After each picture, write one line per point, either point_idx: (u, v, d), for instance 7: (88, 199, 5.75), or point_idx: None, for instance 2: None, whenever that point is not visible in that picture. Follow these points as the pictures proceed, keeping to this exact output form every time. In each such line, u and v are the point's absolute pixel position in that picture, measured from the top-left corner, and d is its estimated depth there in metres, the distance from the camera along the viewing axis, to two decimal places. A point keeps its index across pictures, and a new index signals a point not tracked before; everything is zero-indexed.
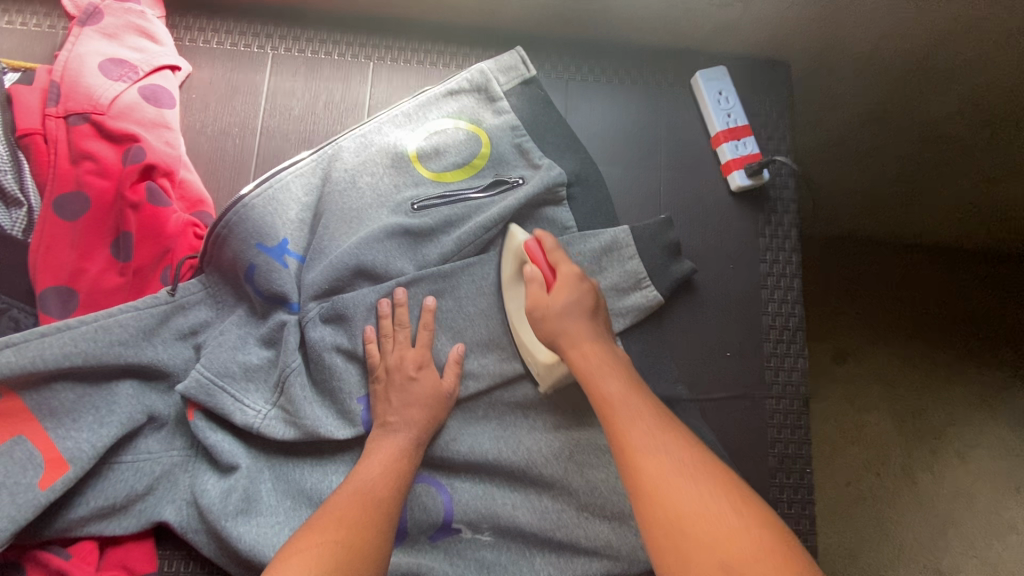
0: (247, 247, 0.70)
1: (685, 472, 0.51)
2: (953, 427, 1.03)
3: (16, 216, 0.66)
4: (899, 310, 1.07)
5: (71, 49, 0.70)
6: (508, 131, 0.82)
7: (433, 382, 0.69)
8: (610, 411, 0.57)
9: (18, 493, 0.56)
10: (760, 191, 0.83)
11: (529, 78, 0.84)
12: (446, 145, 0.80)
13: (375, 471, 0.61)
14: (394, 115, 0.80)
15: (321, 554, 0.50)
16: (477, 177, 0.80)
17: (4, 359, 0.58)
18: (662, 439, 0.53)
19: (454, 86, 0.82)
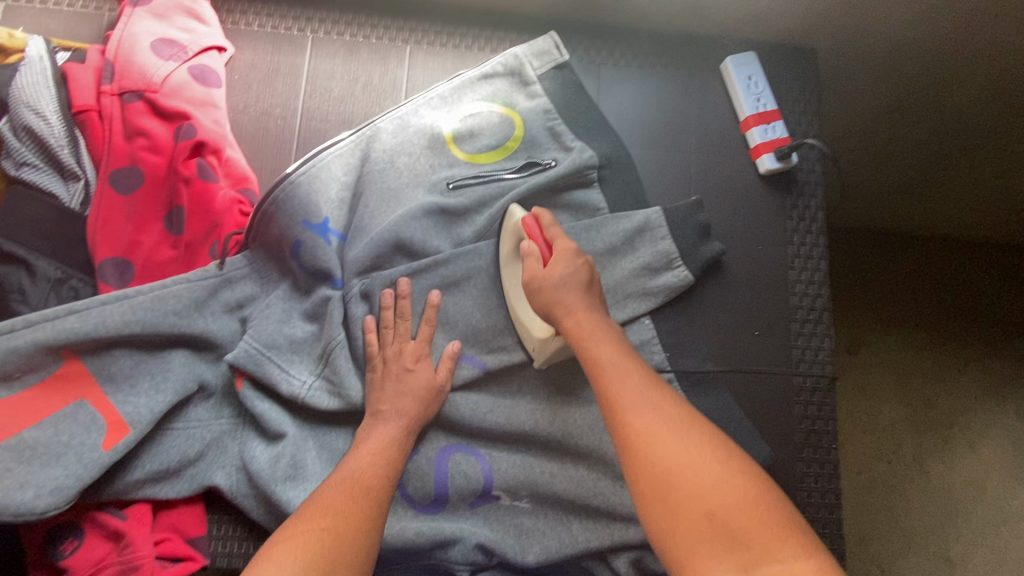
0: (293, 224, 0.72)
1: (671, 424, 0.49)
2: (963, 417, 1.05)
3: (73, 190, 0.68)
4: (907, 302, 1.09)
5: (124, 28, 0.72)
6: (540, 114, 0.83)
7: (428, 374, 0.70)
8: (596, 367, 0.56)
9: (84, 453, 0.59)
10: (788, 175, 0.85)
11: (563, 63, 0.85)
12: (480, 127, 0.82)
13: (364, 459, 0.61)
14: (430, 97, 0.81)
15: (308, 542, 0.50)
16: (511, 159, 0.82)
17: (68, 325, 0.60)
18: (651, 395, 0.52)
19: (489, 70, 0.83)
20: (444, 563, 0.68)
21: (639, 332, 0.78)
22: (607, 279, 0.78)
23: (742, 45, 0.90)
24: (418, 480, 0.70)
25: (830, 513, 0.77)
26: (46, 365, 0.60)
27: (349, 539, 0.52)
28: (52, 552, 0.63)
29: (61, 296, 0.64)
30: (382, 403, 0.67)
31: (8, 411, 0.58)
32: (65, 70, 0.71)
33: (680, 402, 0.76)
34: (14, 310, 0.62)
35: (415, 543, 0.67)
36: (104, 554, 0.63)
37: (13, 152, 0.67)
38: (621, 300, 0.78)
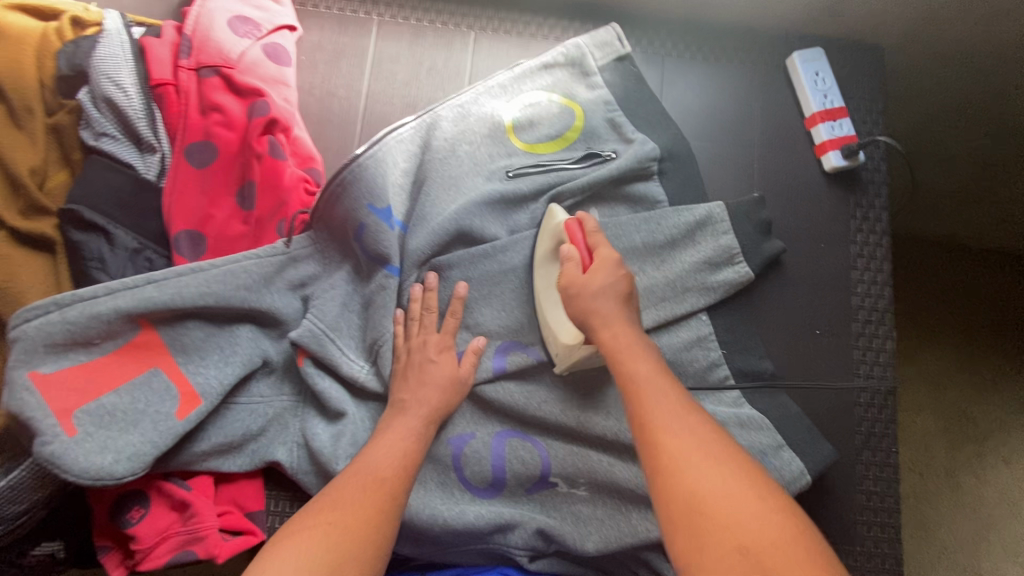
0: (360, 207, 0.70)
1: (705, 450, 0.48)
2: (999, 432, 1.02)
3: (149, 162, 0.69)
4: (947, 312, 1.06)
5: (202, 4, 0.73)
6: (601, 106, 0.82)
7: (451, 367, 0.69)
8: (632, 385, 0.56)
9: (160, 421, 0.59)
10: (852, 173, 0.84)
11: (625, 55, 0.85)
12: (539, 117, 0.81)
13: (380, 451, 0.61)
14: (491, 85, 0.80)
15: (314, 537, 0.50)
16: (570, 150, 0.80)
17: (146, 294, 0.60)
18: (687, 421, 0.51)
19: (549, 60, 0.82)
20: (503, 548, 0.68)
21: (696, 328, 0.76)
22: (667, 272, 0.76)
23: (808, 40, 0.89)
24: (476, 464, 0.70)
25: (889, 518, 0.76)
26: (123, 333, 0.60)
27: (359, 537, 0.52)
28: (119, 519, 0.63)
29: (137, 265, 0.65)
30: (404, 392, 0.67)
31: (88, 377, 0.58)
32: (143, 43, 0.71)
33: (736, 399, 0.74)
34: (92, 277, 0.62)
35: (475, 527, 0.67)
36: (168, 524, 0.64)
37: (91, 121, 0.67)
38: (680, 293, 0.75)
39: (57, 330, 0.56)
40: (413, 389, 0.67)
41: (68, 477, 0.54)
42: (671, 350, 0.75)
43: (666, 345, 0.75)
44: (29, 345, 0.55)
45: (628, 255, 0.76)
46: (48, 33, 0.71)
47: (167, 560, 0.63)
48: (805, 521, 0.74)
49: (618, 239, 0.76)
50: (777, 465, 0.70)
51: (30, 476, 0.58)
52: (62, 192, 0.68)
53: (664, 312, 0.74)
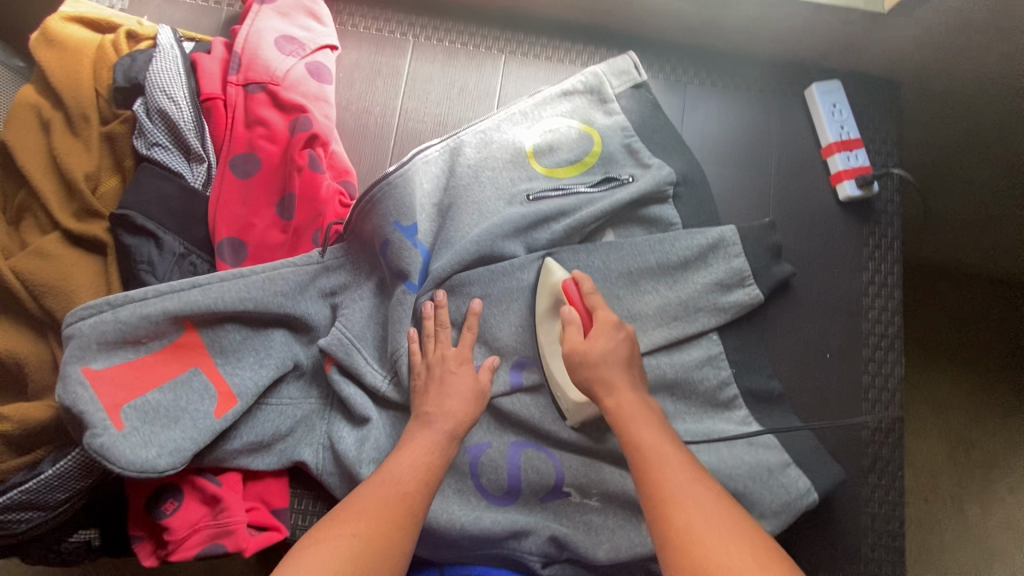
0: (385, 224, 0.73)
1: (709, 514, 0.51)
2: (1008, 461, 1.01)
3: (197, 171, 0.72)
4: (960, 336, 1.04)
5: (251, 23, 0.77)
6: (619, 132, 0.85)
7: (471, 379, 0.71)
8: (642, 460, 0.58)
9: (199, 419, 0.62)
10: (866, 203, 0.87)
11: (641, 82, 0.88)
12: (560, 142, 0.84)
13: (404, 463, 0.62)
14: (513, 113, 0.84)
15: (339, 547, 0.51)
16: (588, 173, 0.84)
17: (191, 297, 0.63)
18: (693, 486, 0.54)
19: (570, 87, 0.86)
20: (518, 554, 0.70)
21: (707, 347, 0.79)
22: (679, 292, 0.78)
23: (826, 72, 0.92)
24: (492, 471, 0.73)
25: (893, 540, 0.78)
26: (169, 333, 0.63)
27: (382, 547, 0.53)
28: (154, 510, 0.66)
29: (181, 269, 0.68)
30: (427, 403, 0.68)
31: (135, 374, 0.61)
32: (195, 60, 0.76)
33: (744, 418, 0.77)
34: (141, 279, 0.65)
35: (490, 533, 0.69)
36: (199, 517, 0.67)
37: (144, 132, 0.70)
38: (692, 313, 0.78)
39: (109, 329, 0.59)
40: (437, 399, 0.68)
41: (115, 469, 0.56)
42: (682, 367, 0.77)
43: (677, 363, 0.77)
44: (83, 342, 0.58)
45: (641, 275, 0.79)
46: (105, 45, 0.76)
47: (196, 552, 0.66)
48: (811, 542, 0.76)
49: (633, 259, 0.79)
50: (783, 483, 0.72)
51: (76, 467, 0.61)
52: (113, 198, 0.72)
53: (675, 331, 0.77)
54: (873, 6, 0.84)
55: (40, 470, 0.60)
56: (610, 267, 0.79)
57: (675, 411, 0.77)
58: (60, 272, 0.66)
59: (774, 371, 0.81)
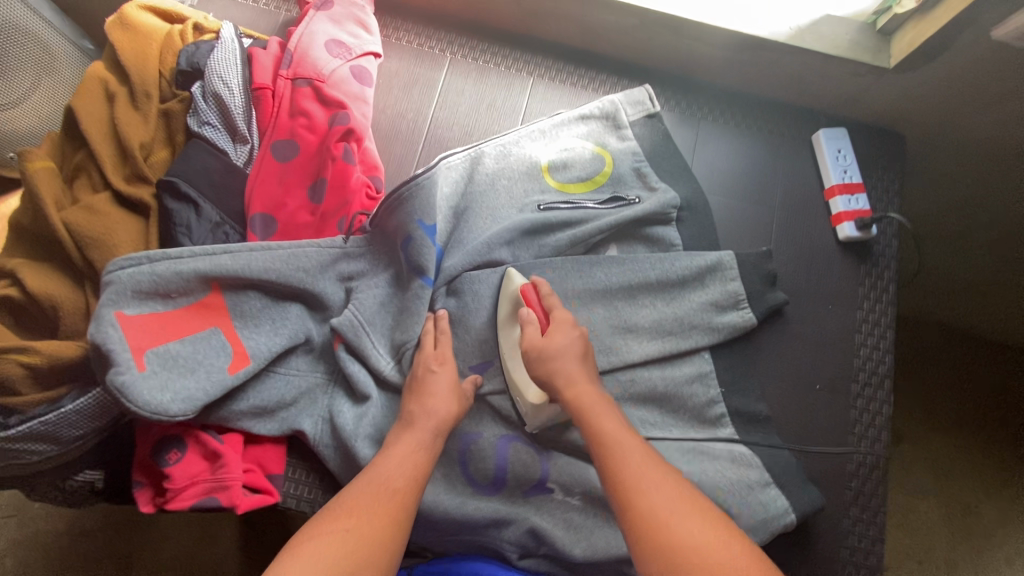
0: (410, 221, 0.77)
1: (667, 496, 0.55)
2: (1003, 529, 1.01)
3: (240, 151, 0.79)
4: (952, 404, 1.07)
5: (306, 27, 0.85)
6: (629, 156, 0.91)
7: (451, 379, 0.73)
8: (603, 453, 0.61)
9: (213, 372, 0.67)
10: (864, 245, 0.90)
11: (654, 113, 0.94)
12: (573, 160, 0.90)
13: (390, 465, 0.63)
14: (532, 130, 0.90)
15: (332, 541, 0.53)
16: (597, 192, 0.89)
17: (222, 261, 0.68)
18: (649, 471, 0.57)
19: (587, 112, 0.92)
20: (496, 542, 0.73)
21: (698, 364, 0.82)
22: (675, 309, 0.82)
23: (834, 119, 0.97)
24: (481, 460, 0.75)
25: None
26: (196, 292, 0.68)
27: (371, 541, 0.55)
28: (157, 459, 0.69)
29: (215, 236, 0.74)
30: (413, 405, 0.70)
31: (161, 324, 0.66)
32: (250, 53, 0.83)
33: (729, 437, 0.80)
34: (177, 240, 0.71)
35: (472, 518, 0.72)
36: (199, 470, 0.70)
37: (198, 111, 0.78)
38: (685, 329, 0.82)
39: (145, 279, 0.65)
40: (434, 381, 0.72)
41: (131, 408, 0.60)
42: (673, 382, 0.80)
43: (667, 377, 0.80)
44: (120, 289, 0.63)
45: (640, 289, 0.83)
46: (172, 33, 0.84)
47: (192, 503, 0.69)
48: (786, 568, 0.77)
49: (633, 273, 0.83)
50: (760, 499, 0.75)
51: (95, 405, 0.65)
52: (161, 168, 0.79)
53: (667, 345, 0.81)
54: (879, 61, 0.85)
55: (59, 405, 0.65)
56: (610, 282, 0.82)
57: (662, 423, 0.79)
58: (103, 227, 0.71)
59: (762, 396, 0.83)
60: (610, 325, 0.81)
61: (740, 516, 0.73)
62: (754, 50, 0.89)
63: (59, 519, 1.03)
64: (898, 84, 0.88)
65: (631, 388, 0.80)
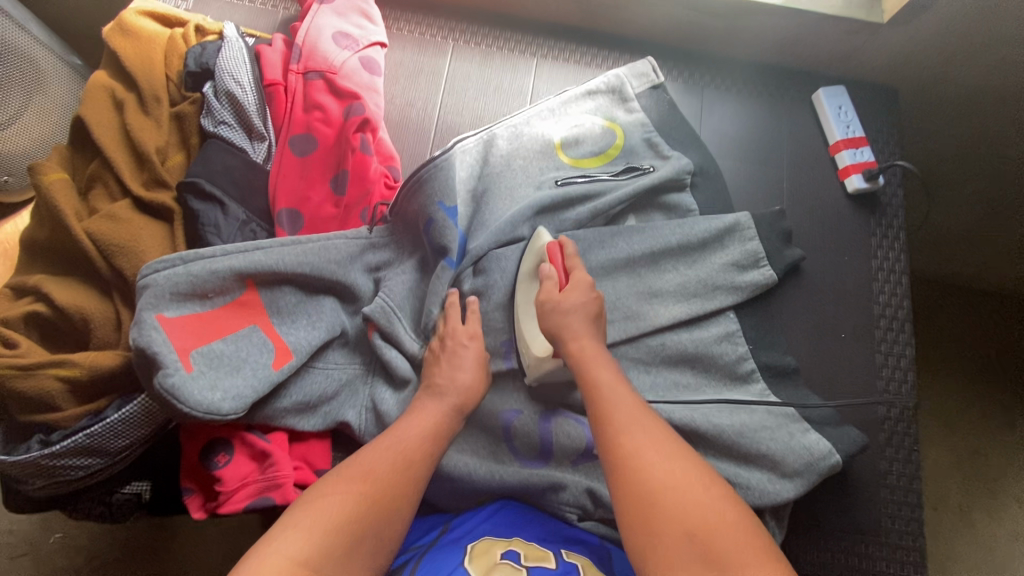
0: (430, 203, 0.77)
1: (654, 446, 0.55)
2: (1011, 471, 1.04)
3: (258, 148, 0.79)
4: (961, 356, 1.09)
5: (311, 20, 0.84)
6: (639, 127, 0.92)
7: (479, 351, 0.74)
8: (597, 405, 0.61)
9: (259, 369, 0.66)
10: (873, 196, 0.93)
11: (658, 84, 0.95)
12: (585, 135, 0.91)
13: (410, 433, 0.64)
14: (542, 108, 0.90)
15: (343, 502, 0.54)
16: (611, 164, 0.89)
17: (255, 258, 0.68)
18: (639, 422, 0.58)
19: (593, 87, 0.93)
20: (555, 506, 0.73)
21: (725, 324, 0.83)
22: (698, 271, 0.84)
23: (832, 79, 1.00)
24: (524, 433, 0.76)
25: (914, 513, 0.80)
26: (232, 290, 0.68)
27: (382, 509, 0.55)
28: (207, 462, 0.69)
29: (243, 234, 0.73)
30: (438, 376, 0.71)
31: (203, 324, 0.65)
32: (258, 51, 0.84)
33: (762, 391, 0.80)
34: (207, 239, 0.70)
35: (530, 485, 0.73)
36: (248, 471, 0.69)
37: (212, 111, 0.77)
38: (710, 291, 0.83)
39: (181, 280, 0.64)
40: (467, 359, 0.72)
41: (183, 409, 0.59)
42: (702, 342, 0.81)
43: (696, 337, 0.82)
44: (158, 292, 0.63)
45: (663, 255, 0.84)
46: (174, 37, 0.83)
47: (244, 505, 0.69)
48: (827, 510, 0.80)
49: (653, 240, 0.84)
50: (804, 444, 0.76)
51: (140, 413, 0.64)
52: (179, 172, 0.78)
53: (694, 307, 0.82)
54: (873, 17, 0.88)
55: (104, 415, 0.63)
56: (633, 251, 0.84)
57: (695, 383, 0.81)
58: (129, 234, 0.70)
59: (788, 350, 0.85)
60: (636, 292, 0.83)
61: (793, 462, 0.74)
62: (753, 16, 0.91)
63: (78, 551, 1.01)
64: (893, 38, 0.90)
65: (663, 352, 0.82)
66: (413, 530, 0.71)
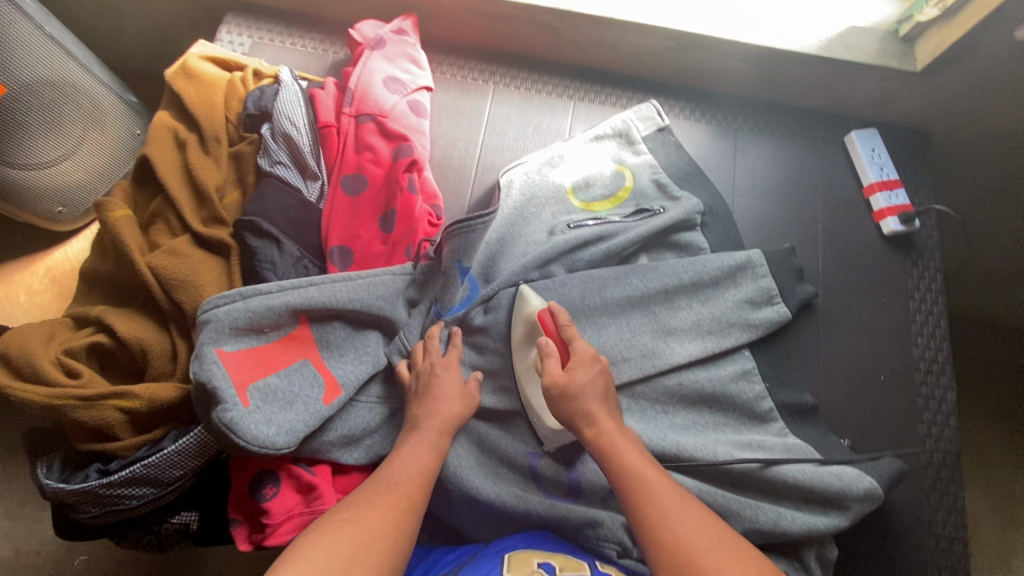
0: (451, 259, 0.81)
1: (700, 539, 0.55)
2: None
3: (311, 187, 0.83)
4: None
5: (363, 66, 0.89)
6: (648, 170, 0.92)
7: (457, 381, 0.73)
8: (629, 486, 0.60)
9: (310, 403, 0.68)
10: (908, 238, 0.94)
11: (664, 126, 0.96)
12: (595, 177, 0.92)
13: (393, 462, 0.64)
14: (551, 156, 0.92)
15: (331, 532, 0.53)
16: (621, 207, 0.90)
17: (310, 294, 0.70)
18: (680, 512, 0.57)
19: (600, 133, 0.95)
20: (593, 543, 0.70)
21: (741, 362, 0.81)
22: (712, 308, 0.82)
23: (862, 122, 1.02)
24: (552, 471, 0.75)
25: (961, 561, 0.79)
26: (286, 325, 0.70)
27: (374, 525, 0.55)
28: (255, 494, 0.70)
29: (297, 270, 0.76)
30: (417, 408, 0.70)
31: (257, 359, 0.67)
32: (312, 94, 0.88)
33: (781, 430, 0.79)
34: (263, 276, 0.73)
35: (569, 520, 0.71)
36: (295, 504, 0.70)
37: (269, 151, 0.81)
38: (725, 328, 0.81)
39: (240, 316, 0.66)
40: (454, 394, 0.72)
41: (240, 443, 0.61)
42: (719, 381, 0.79)
43: (712, 376, 0.80)
44: (218, 326, 0.65)
45: (677, 292, 0.83)
46: (233, 80, 0.87)
47: (290, 537, 0.70)
48: (865, 556, 0.78)
49: (668, 277, 0.83)
50: (833, 470, 0.73)
51: (195, 444, 0.67)
52: (234, 210, 0.81)
53: (708, 344, 0.80)
54: (906, 66, 0.90)
55: (162, 447, 0.66)
56: (647, 288, 0.82)
57: (713, 423, 0.79)
58: (188, 269, 0.73)
59: (808, 387, 0.85)
60: (650, 329, 0.81)
61: (826, 489, 0.72)
62: (786, 62, 0.93)
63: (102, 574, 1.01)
64: (927, 85, 0.92)
65: (679, 392, 0.80)
66: (445, 554, 0.69)
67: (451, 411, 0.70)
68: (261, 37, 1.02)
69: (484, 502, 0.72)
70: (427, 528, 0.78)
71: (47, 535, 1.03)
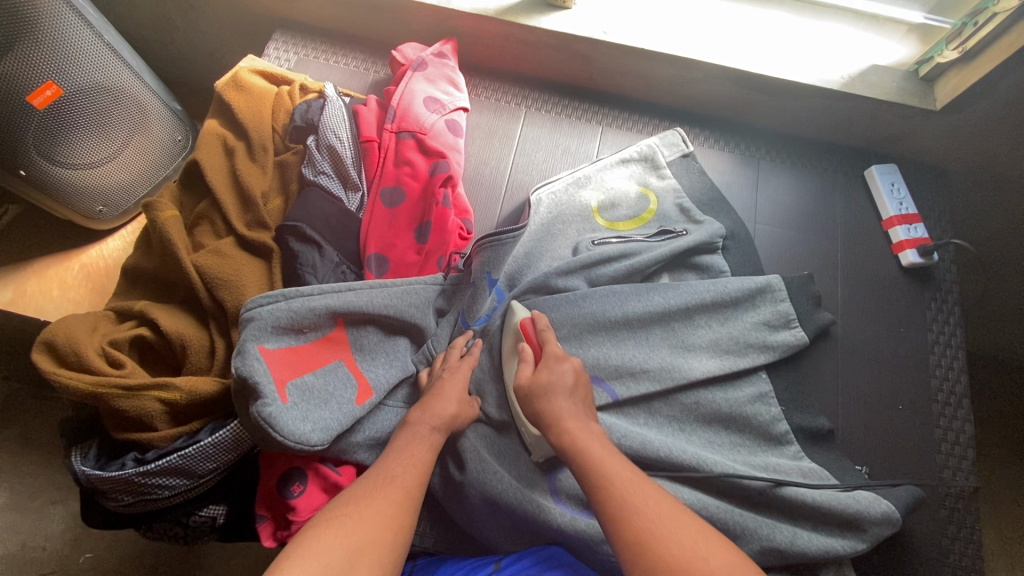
0: (480, 271, 0.83)
1: (656, 505, 0.56)
2: None
3: (352, 197, 0.87)
4: None
5: (405, 85, 0.93)
6: (671, 194, 0.95)
7: (461, 383, 0.74)
8: (589, 467, 0.61)
9: (344, 403, 0.70)
10: (926, 271, 0.96)
11: (688, 153, 0.99)
12: (620, 199, 0.95)
13: (391, 459, 0.64)
14: (580, 176, 0.96)
15: (333, 529, 0.53)
16: (644, 227, 0.93)
17: (347, 298, 0.73)
18: (637, 486, 0.58)
19: (627, 155, 0.98)
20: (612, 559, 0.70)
21: (758, 385, 0.82)
22: (731, 329, 0.84)
23: (882, 157, 1.05)
24: (571, 484, 0.76)
25: None
26: (324, 327, 0.72)
27: (373, 524, 0.54)
28: (283, 490, 0.72)
29: (336, 274, 0.79)
30: (417, 410, 0.71)
31: (296, 357, 0.70)
32: (355, 109, 0.93)
33: (796, 453, 0.79)
34: (304, 279, 0.76)
35: (584, 536, 0.71)
36: (320, 502, 0.72)
37: (314, 162, 0.85)
38: (743, 348, 0.83)
39: (282, 314, 0.69)
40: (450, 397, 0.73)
41: (277, 437, 0.63)
42: (736, 403, 0.81)
43: (729, 397, 0.81)
44: (261, 324, 0.67)
45: (697, 312, 0.85)
46: (281, 93, 0.92)
47: None
48: None
49: (688, 296, 0.84)
50: (850, 493, 0.74)
51: (230, 438, 0.69)
52: (277, 215, 0.85)
53: (727, 363, 0.81)
54: (925, 104, 0.93)
55: (199, 439, 0.68)
56: (669, 304, 0.84)
57: (730, 444, 0.80)
58: (232, 269, 0.76)
59: (824, 411, 0.86)
60: (668, 346, 0.83)
61: (845, 512, 0.72)
62: (807, 96, 0.96)
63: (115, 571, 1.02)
64: (945, 124, 0.95)
65: (697, 410, 0.81)
66: (464, 562, 0.70)
67: (443, 409, 0.71)
68: (307, 55, 1.07)
69: (502, 511, 0.73)
70: (441, 535, 0.78)
71: (55, 530, 1.04)
